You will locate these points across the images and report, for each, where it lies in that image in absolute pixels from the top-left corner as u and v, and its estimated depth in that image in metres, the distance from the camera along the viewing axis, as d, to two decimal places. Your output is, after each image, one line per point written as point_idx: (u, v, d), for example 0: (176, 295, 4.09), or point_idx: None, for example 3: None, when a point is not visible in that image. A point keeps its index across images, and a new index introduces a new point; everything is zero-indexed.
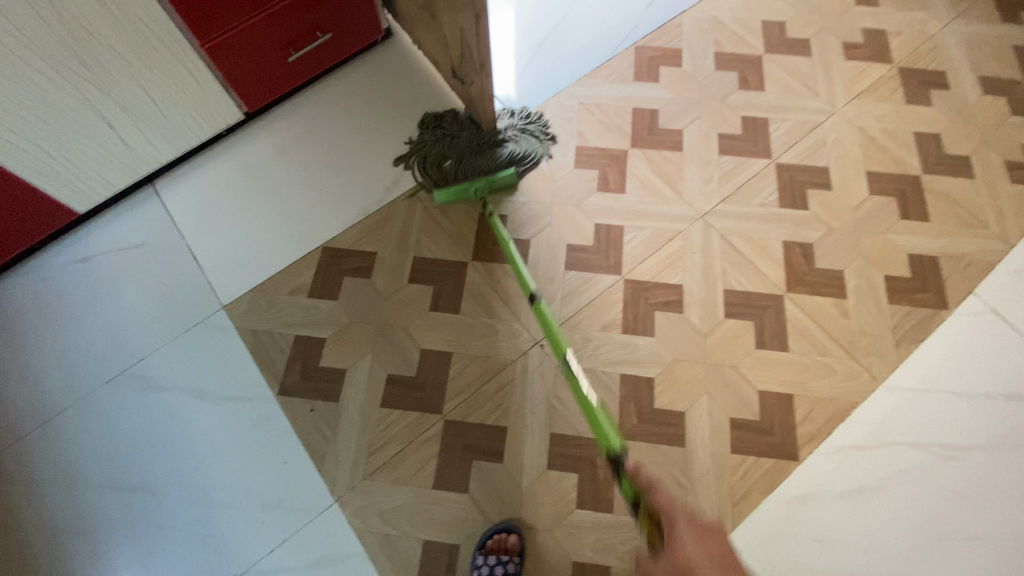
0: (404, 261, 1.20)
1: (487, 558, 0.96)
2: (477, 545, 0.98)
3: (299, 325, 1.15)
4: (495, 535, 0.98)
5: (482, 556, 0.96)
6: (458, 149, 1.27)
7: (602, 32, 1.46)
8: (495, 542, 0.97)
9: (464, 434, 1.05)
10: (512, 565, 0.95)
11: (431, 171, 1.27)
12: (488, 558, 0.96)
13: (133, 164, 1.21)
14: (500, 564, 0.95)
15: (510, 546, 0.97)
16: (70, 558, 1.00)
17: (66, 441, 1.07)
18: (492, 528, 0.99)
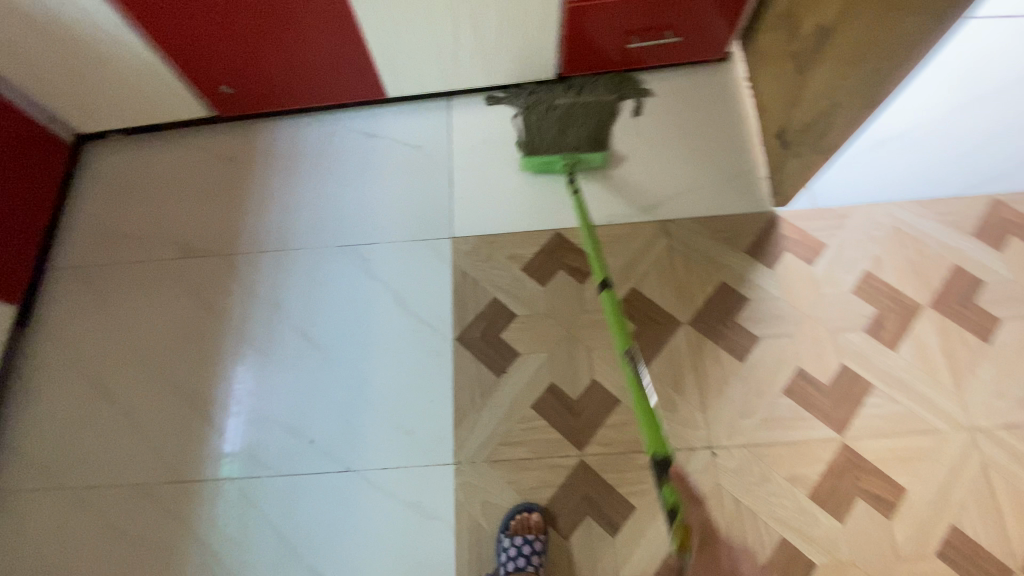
0: (621, 287, 1.14)
1: (512, 539, 0.94)
2: (501, 527, 0.97)
3: (502, 289, 1.16)
4: (518, 514, 0.97)
5: (507, 537, 0.94)
6: (562, 119, 1.29)
7: None
8: (518, 522, 0.96)
9: (592, 484, 0.99)
10: (539, 543, 0.93)
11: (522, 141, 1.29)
12: (513, 539, 0.94)
13: (448, 77, 1.28)
14: (526, 543, 0.93)
15: (534, 525, 0.95)
16: (241, 366, 1.13)
17: (285, 274, 1.20)
18: (513, 509, 0.98)
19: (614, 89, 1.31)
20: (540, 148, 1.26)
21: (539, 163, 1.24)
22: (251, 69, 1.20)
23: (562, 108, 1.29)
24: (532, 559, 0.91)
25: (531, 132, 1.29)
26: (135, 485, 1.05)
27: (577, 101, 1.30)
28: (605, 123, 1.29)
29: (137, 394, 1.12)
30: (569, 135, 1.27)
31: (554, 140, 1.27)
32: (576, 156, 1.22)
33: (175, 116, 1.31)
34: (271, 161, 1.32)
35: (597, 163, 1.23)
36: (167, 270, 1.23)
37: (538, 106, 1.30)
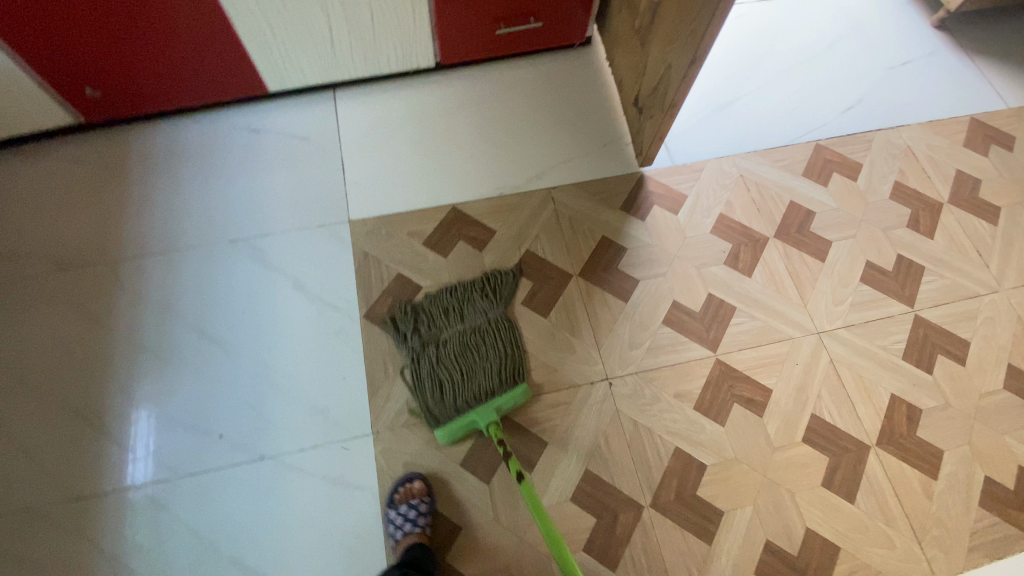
0: (515, 250, 1.23)
1: (398, 509, 0.97)
2: (387, 502, 0.99)
3: (405, 265, 1.21)
4: (401, 487, 1.00)
5: (392, 510, 0.97)
6: (463, 352, 1.09)
7: (788, 118, 1.43)
8: (401, 492, 0.99)
9: (506, 429, 1.05)
10: (424, 505, 0.97)
11: (419, 384, 1.07)
12: (398, 508, 0.96)
13: (328, 70, 1.31)
14: (412, 507, 0.96)
15: (416, 491, 0.99)
16: (136, 371, 1.08)
17: (176, 274, 1.17)
18: (395, 483, 1.01)
19: (491, 301, 1.16)
20: (446, 394, 1.05)
21: (459, 430, 1.01)
22: (117, 71, 1.16)
23: (443, 325, 1.13)
24: (418, 521, 0.95)
25: (424, 374, 1.07)
26: (25, 511, 0.98)
27: (464, 322, 1.13)
28: (517, 364, 1.09)
29: (17, 417, 1.05)
30: (487, 357, 1.08)
31: (461, 371, 1.07)
32: (494, 400, 1.03)
33: (35, 126, 1.24)
34: (151, 164, 1.28)
35: (522, 400, 1.04)
36: (41, 285, 1.15)
37: (417, 361, 1.09)
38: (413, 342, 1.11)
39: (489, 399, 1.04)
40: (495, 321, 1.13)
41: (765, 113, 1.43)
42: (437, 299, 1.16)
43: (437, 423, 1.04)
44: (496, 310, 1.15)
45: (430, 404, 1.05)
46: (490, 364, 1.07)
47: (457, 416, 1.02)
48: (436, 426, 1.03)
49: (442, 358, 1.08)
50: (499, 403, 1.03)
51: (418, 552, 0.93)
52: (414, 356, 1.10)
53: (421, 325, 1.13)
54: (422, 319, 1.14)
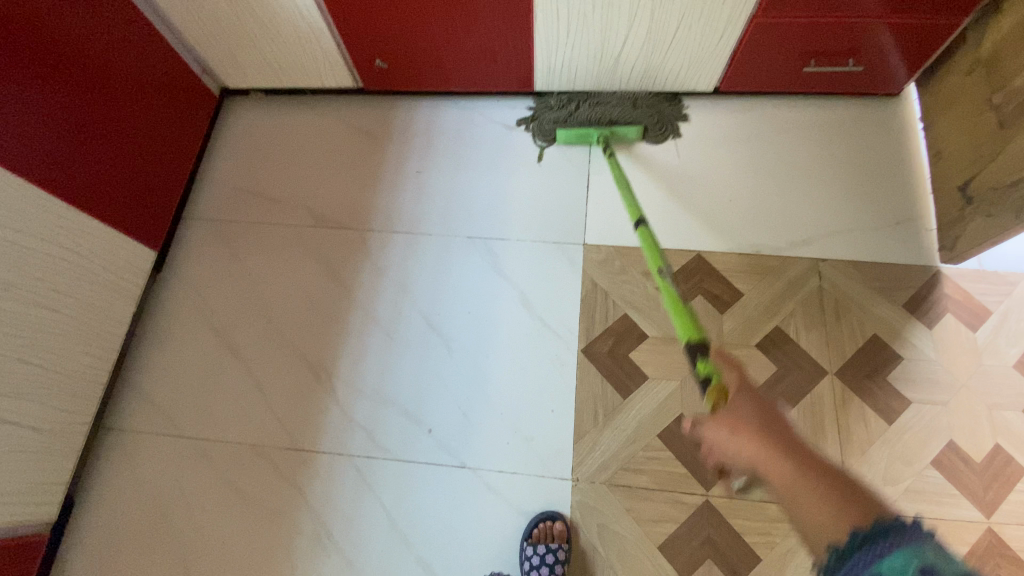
0: (763, 323, 1.08)
1: (535, 548, 0.92)
2: (524, 536, 0.95)
3: (633, 306, 1.11)
4: (541, 523, 0.95)
5: (529, 546, 0.93)
6: (601, 96, 1.25)
7: None
8: (540, 530, 0.94)
9: (716, 527, 0.94)
10: (562, 552, 0.92)
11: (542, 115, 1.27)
12: (535, 548, 0.92)
13: (603, 79, 1.23)
14: (549, 552, 0.91)
15: (557, 534, 0.94)
16: (367, 343, 1.13)
17: (415, 257, 1.19)
18: (536, 517, 0.97)
19: (649, 93, 1.27)
20: (577, 119, 1.24)
21: (573, 137, 1.24)
22: (410, 46, 1.18)
23: (599, 88, 1.26)
24: (554, 569, 0.90)
25: (556, 104, 1.27)
26: (254, 447, 1.07)
27: (618, 92, 1.26)
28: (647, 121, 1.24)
29: (261, 356, 1.14)
30: (617, 108, 1.24)
31: (592, 112, 1.23)
32: (612, 129, 1.22)
33: (320, 82, 1.31)
34: (408, 141, 1.30)
35: (632, 137, 1.24)
36: (298, 237, 1.23)
37: (569, 92, 1.27)
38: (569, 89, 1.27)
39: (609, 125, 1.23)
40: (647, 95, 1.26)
41: None
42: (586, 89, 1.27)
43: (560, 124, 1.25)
44: (640, 97, 1.26)
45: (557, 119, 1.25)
46: (619, 117, 1.24)
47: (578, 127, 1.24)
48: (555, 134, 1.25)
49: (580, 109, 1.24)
50: (615, 130, 1.22)
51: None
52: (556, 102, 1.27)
53: (595, 93, 1.26)
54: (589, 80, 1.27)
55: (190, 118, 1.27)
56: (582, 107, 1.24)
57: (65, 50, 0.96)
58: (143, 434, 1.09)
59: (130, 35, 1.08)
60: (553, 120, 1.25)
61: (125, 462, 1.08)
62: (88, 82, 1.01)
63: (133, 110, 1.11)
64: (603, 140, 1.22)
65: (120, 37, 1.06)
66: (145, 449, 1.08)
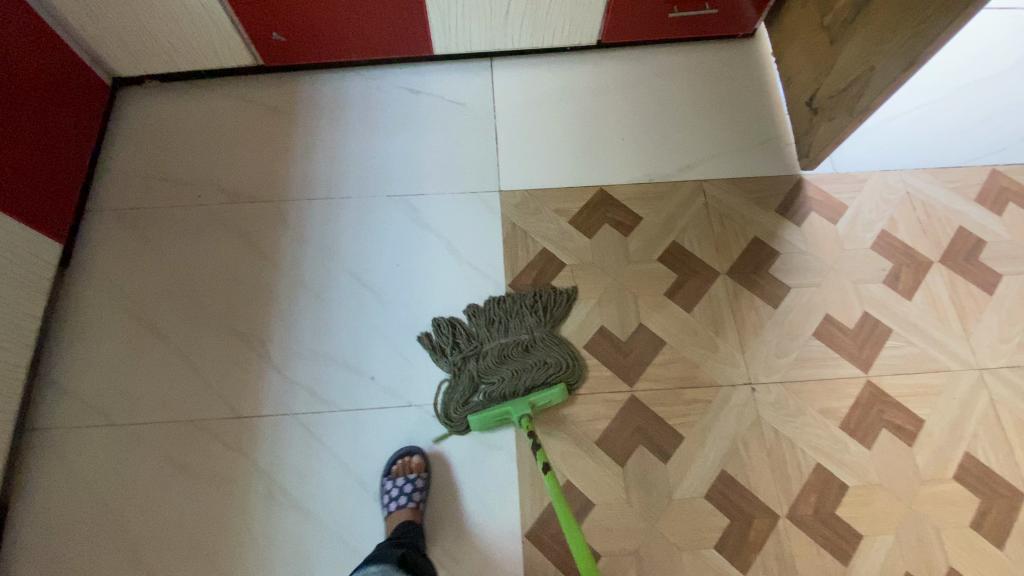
0: (663, 238, 1.20)
1: (394, 481, 0.99)
2: (383, 475, 1.01)
3: (549, 240, 1.20)
4: (398, 460, 1.02)
5: (390, 482, 0.99)
6: (495, 372, 1.06)
7: (980, 140, 1.30)
8: (399, 465, 1.01)
9: (643, 417, 1.04)
10: (420, 480, 0.99)
11: (449, 381, 1.08)
12: (394, 480, 0.99)
13: (495, 38, 1.32)
14: (410, 482, 0.98)
15: (415, 466, 1.01)
16: (298, 307, 1.15)
17: (338, 222, 1.23)
18: (392, 458, 1.03)
19: (542, 319, 1.11)
20: (488, 398, 1.03)
21: (491, 421, 1.01)
22: (305, 19, 1.21)
23: (475, 341, 1.10)
24: (412, 495, 0.97)
25: (453, 353, 1.09)
26: (192, 422, 1.06)
27: (510, 340, 1.09)
28: (562, 353, 1.07)
29: (189, 335, 1.13)
30: (531, 375, 1.04)
31: (502, 386, 1.04)
32: (530, 400, 1.01)
33: (218, 63, 1.30)
34: (316, 114, 1.33)
35: (557, 400, 1.03)
36: (214, 215, 1.22)
37: (464, 361, 1.08)
38: (456, 353, 1.09)
39: (524, 395, 1.02)
40: (539, 313, 1.11)
41: (957, 132, 1.31)
42: (488, 310, 1.12)
43: (470, 395, 1.05)
44: (539, 332, 1.09)
45: (463, 405, 1.04)
46: (532, 369, 1.05)
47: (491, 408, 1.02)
48: (468, 421, 1.04)
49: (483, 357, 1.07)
50: (533, 398, 1.01)
51: (410, 528, 0.95)
52: (455, 367, 1.08)
53: (511, 321, 1.10)
54: (484, 311, 1.12)
55: (82, 108, 1.23)
56: (495, 326, 1.10)
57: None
58: (70, 427, 1.05)
59: (16, 23, 1.05)
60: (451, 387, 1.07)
61: (54, 458, 1.04)
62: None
63: (26, 99, 1.08)
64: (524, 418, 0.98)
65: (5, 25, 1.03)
66: (74, 442, 1.05)
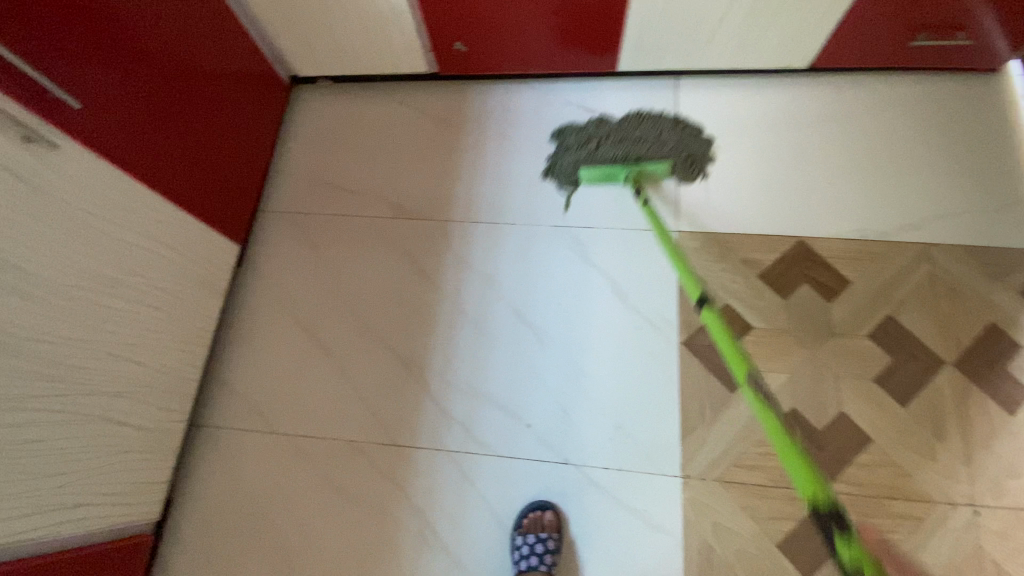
0: (874, 311, 1.03)
1: (524, 537, 0.93)
2: (514, 525, 0.96)
3: (734, 297, 1.07)
4: (531, 513, 0.96)
5: (520, 536, 0.93)
6: (622, 154, 1.16)
7: None
8: (529, 520, 0.95)
9: (838, 524, 0.91)
10: (552, 542, 0.92)
11: (567, 146, 1.21)
12: (525, 537, 0.92)
13: (692, 57, 1.17)
14: (541, 540, 0.92)
15: (547, 524, 0.94)
16: (458, 336, 1.11)
17: (501, 247, 1.16)
18: (525, 508, 0.97)
19: (677, 135, 1.19)
20: (599, 157, 1.17)
21: (600, 177, 1.16)
22: (493, 27, 1.13)
23: (620, 128, 1.20)
24: (544, 557, 0.90)
25: (606, 135, 1.20)
26: (350, 443, 1.06)
27: (640, 126, 1.20)
28: (691, 159, 1.16)
29: (351, 351, 1.12)
30: (645, 144, 1.17)
31: (617, 149, 1.17)
32: (641, 164, 1.14)
33: (393, 68, 1.26)
34: (484, 128, 1.26)
35: (663, 173, 1.14)
36: (379, 229, 1.20)
37: (602, 143, 1.19)
38: (589, 128, 1.22)
39: (637, 160, 1.15)
40: (686, 143, 1.18)
41: None
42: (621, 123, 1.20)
43: (583, 164, 1.18)
44: (668, 135, 1.19)
45: (594, 155, 1.18)
46: (660, 152, 1.17)
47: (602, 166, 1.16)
48: (577, 175, 1.18)
49: (619, 139, 1.18)
50: (645, 169, 1.13)
51: None
52: (580, 145, 1.20)
53: (647, 131, 1.19)
54: (613, 122, 1.21)
55: (262, 109, 1.23)
56: (647, 138, 1.18)
57: (167, 47, 0.93)
58: (237, 431, 1.08)
59: (208, 21, 1.02)
60: (573, 161, 1.19)
61: (221, 459, 1.07)
62: (174, 74, 0.96)
63: (213, 101, 1.06)
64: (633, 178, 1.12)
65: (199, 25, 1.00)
66: (240, 446, 1.07)
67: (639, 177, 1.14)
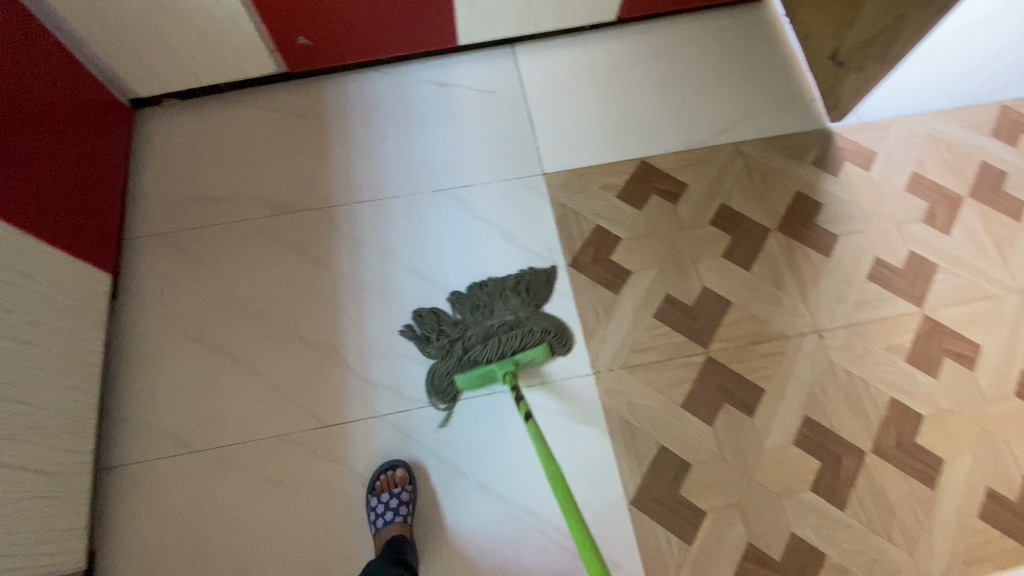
0: (711, 203, 1.24)
1: (379, 497, 0.99)
2: (370, 489, 1.01)
3: (601, 216, 1.22)
4: (383, 475, 1.01)
5: (375, 497, 0.99)
6: (492, 334, 1.08)
7: None
8: (382, 480, 1.01)
9: (724, 375, 1.07)
10: (405, 493, 0.98)
11: (437, 350, 1.09)
12: (379, 496, 0.99)
13: (519, 24, 1.32)
14: (394, 495, 0.98)
15: (398, 480, 1.01)
16: (365, 310, 1.15)
17: (388, 220, 1.23)
18: (378, 471, 1.02)
19: (525, 300, 1.13)
20: (472, 360, 1.06)
21: (478, 379, 1.04)
22: (332, 19, 1.19)
23: (468, 318, 1.12)
24: (398, 509, 0.97)
25: (449, 328, 1.11)
26: (279, 436, 1.05)
27: (485, 311, 1.12)
28: (549, 327, 1.08)
29: (259, 351, 1.11)
30: (516, 336, 1.06)
31: (490, 348, 1.05)
32: (514, 361, 1.04)
33: (240, 75, 1.27)
34: (346, 116, 1.32)
35: (540, 359, 1.05)
36: (261, 229, 1.20)
37: (458, 330, 1.10)
38: (446, 327, 1.11)
39: (512, 356, 1.04)
40: (532, 290, 1.14)
41: None
42: (477, 292, 1.15)
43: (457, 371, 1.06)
44: (523, 311, 1.11)
45: (456, 366, 1.06)
46: (529, 328, 1.08)
47: (477, 367, 1.04)
48: (454, 386, 1.06)
49: (472, 325, 1.10)
50: (521, 357, 1.04)
51: (397, 542, 0.94)
52: (439, 329, 1.11)
53: (497, 300, 1.13)
54: (465, 304, 1.13)
55: (103, 132, 1.18)
56: (500, 307, 1.12)
57: None
58: (153, 459, 1.03)
59: (15, 27, 0.97)
60: (448, 369, 1.06)
61: (142, 491, 1.01)
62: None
63: (42, 112, 1.01)
64: (510, 376, 1.01)
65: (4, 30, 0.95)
66: (160, 474, 1.02)
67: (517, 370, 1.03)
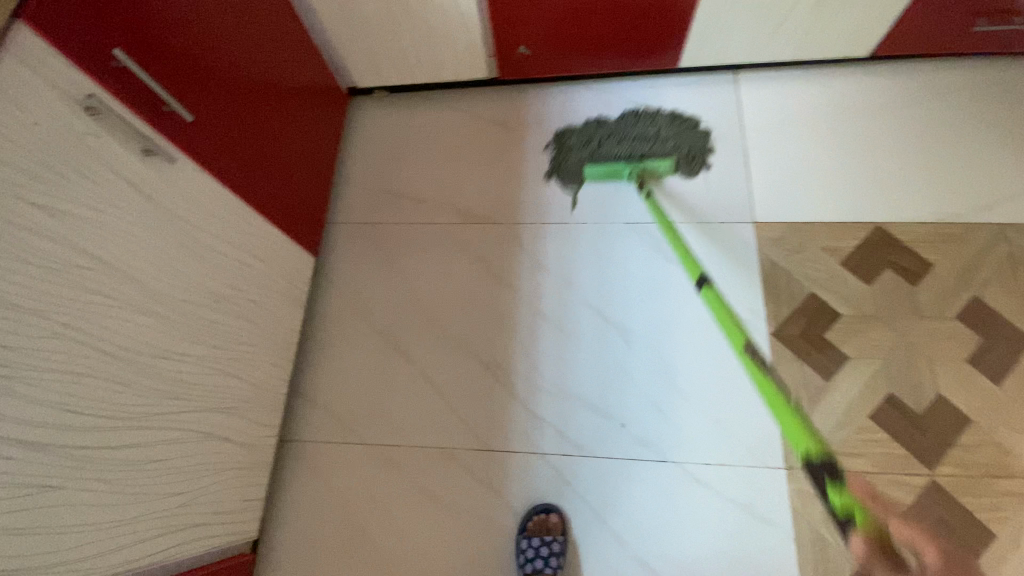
0: (960, 292, 1.04)
1: (531, 540, 0.94)
2: (520, 528, 0.97)
3: (819, 285, 1.07)
4: (535, 516, 0.97)
5: (526, 539, 0.94)
6: (628, 151, 1.20)
7: None
8: (536, 523, 0.96)
9: (949, 509, 0.91)
10: (557, 544, 0.93)
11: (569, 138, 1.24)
12: (531, 540, 0.94)
13: (754, 51, 1.18)
14: (545, 543, 0.93)
15: (552, 526, 0.95)
16: (540, 339, 1.10)
17: (575, 247, 1.16)
18: (531, 510, 0.98)
19: (683, 158, 1.19)
20: (602, 157, 1.21)
21: (602, 172, 1.18)
22: (559, 30, 1.14)
23: (617, 126, 1.24)
24: (549, 559, 0.91)
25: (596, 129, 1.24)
26: (443, 451, 1.05)
27: (637, 125, 1.23)
28: (683, 158, 1.19)
29: (434, 358, 1.11)
30: (645, 144, 1.21)
31: (621, 148, 1.21)
32: (643, 161, 1.17)
33: (453, 76, 1.27)
34: (547, 129, 1.27)
35: (665, 170, 1.16)
36: (451, 235, 1.20)
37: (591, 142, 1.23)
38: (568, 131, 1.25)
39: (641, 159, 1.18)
40: (693, 155, 1.19)
41: None
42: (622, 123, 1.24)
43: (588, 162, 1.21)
44: (663, 131, 1.22)
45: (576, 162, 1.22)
46: (671, 150, 1.20)
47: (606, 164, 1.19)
48: (583, 173, 1.20)
49: (602, 134, 1.23)
50: (648, 164, 1.16)
51: None
52: (584, 144, 1.23)
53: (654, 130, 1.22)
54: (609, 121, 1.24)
55: (325, 118, 1.23)
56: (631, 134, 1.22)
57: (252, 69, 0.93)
58: (325, 443, 1.08)
59: (277, 17, 1.00)
60: (580, 160, 1.22)
61: (314, 473, 1.06)
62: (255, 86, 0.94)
63: (285, 100, 1.04)
64: (637, 171, 1.16)
65: (270, 19, 0.98)
66: (331, 460, 1.07)
67: (641, 173, 1.17)
